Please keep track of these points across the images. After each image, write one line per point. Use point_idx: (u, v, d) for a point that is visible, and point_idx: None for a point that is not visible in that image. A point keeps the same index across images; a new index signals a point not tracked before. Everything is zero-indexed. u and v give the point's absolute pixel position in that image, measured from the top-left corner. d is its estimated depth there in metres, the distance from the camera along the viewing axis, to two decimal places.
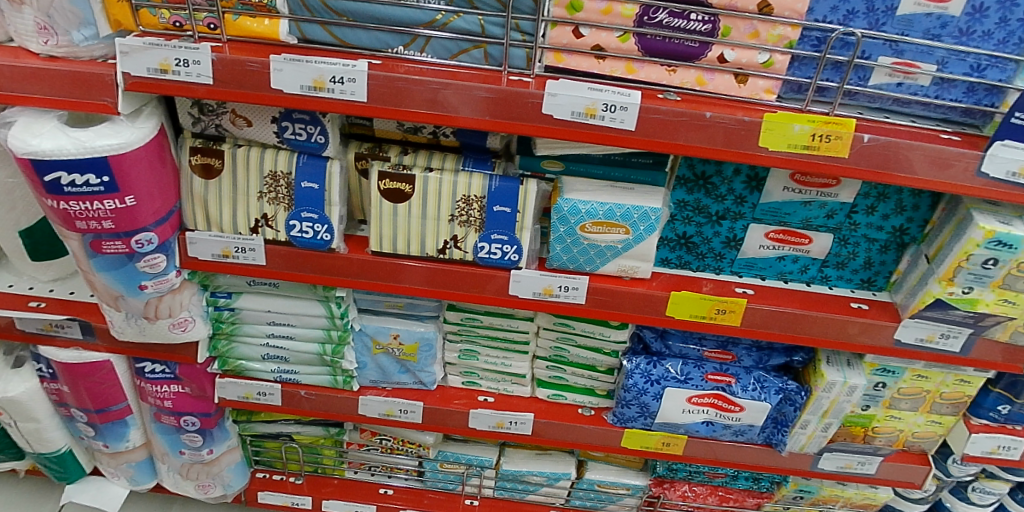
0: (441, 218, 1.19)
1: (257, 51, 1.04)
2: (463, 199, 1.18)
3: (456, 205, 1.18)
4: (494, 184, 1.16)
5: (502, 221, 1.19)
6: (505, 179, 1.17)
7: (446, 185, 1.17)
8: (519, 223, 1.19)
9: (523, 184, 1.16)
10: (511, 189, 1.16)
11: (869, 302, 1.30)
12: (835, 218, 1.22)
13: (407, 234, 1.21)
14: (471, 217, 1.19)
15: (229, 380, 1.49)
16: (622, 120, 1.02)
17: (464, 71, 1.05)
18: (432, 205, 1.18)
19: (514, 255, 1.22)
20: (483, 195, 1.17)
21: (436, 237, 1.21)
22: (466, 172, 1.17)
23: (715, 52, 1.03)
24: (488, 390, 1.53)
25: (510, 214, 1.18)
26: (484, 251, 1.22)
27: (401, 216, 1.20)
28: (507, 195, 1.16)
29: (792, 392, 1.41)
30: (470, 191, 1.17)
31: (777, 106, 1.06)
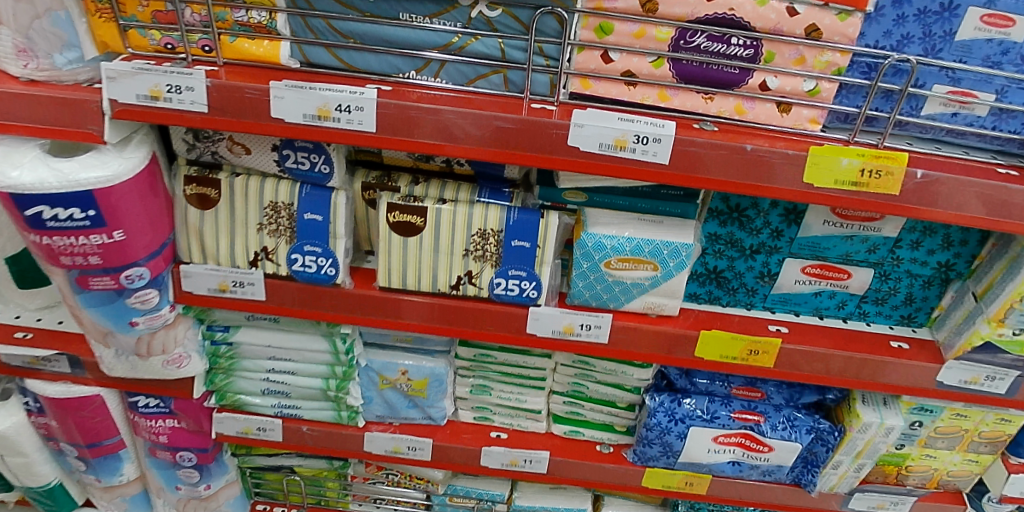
0: (455, 252, 1.11)
1: (256, 76, 0.95)
2: (478, 232, 1.10)
3: (471, 240, 1.10)
4: (513, 217, 1.09)
5: (520, 256, 1.11)
6: (524, 211, 1.09)
7: (461, 218, 1.09)
8: (539, 258, 1.11)
9: (544, 217, 1.08)
10: (531, 222, 1.08)
11: (908, 341, 1.22)
12: (877, 252, 1.14)
13: (418, 269, 1.13)
14: (487, 251, 1.11)
15: (227, 415, 1.41)
16: (655, 152, 0.94)
17: (481, 97, 0.96)
18: (446, 238, 1.10)
19: (533, 292, 1.13)
20: (500, 229, 1.09)
21: (449, 272, 1.13)
22: (482, 204, 1.09)
23: (756, 79, 0.94)
24: (501, 425, 1.45)
25: (529, 248, 1.10)
26: (500, 288, 1.14)
27: (412, 251, 1.12)
28: (527, 229, 1.09)
29: (823, 431, 1.32)
30: (487, 225, 1.09)
31: (822, 137, 0.98)
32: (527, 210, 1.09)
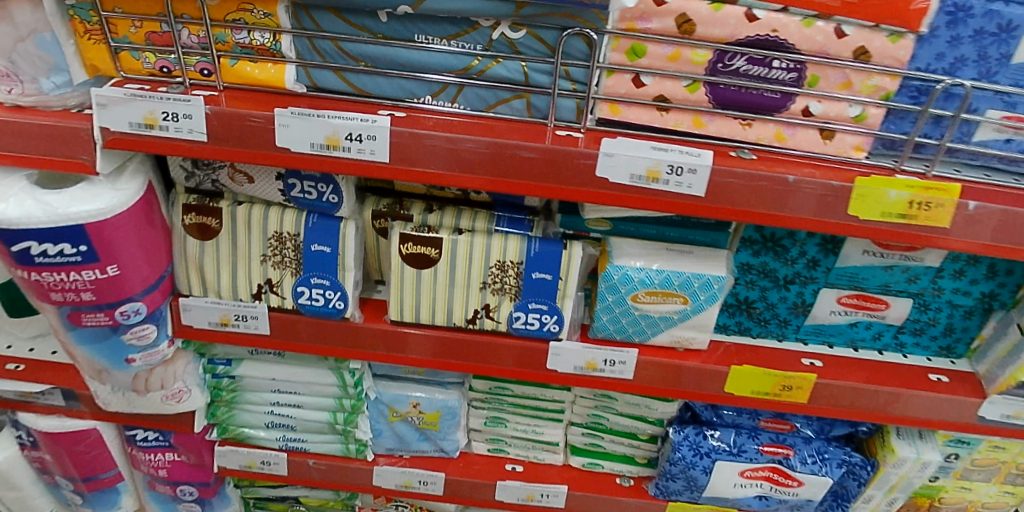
0: (472, 285, 1.05)
1: (259, 102, 0.89)
2: (497, 264, 1.04)
3: (489, 272, 1.04)
4: (534, 248, 1.02)
5: (542, 289, 1.05)
6: (546, 241, 1.03)
7: (478, 249, 1.03)
8: (561, 291, 1.05)
9: (566, 248, 1.02)
10: (553, 253, 1.02)
11: (947, 373, 1.15)
12: (918, 282, 1.07)
13: (432, 301, 1.07)
14: (506, 284, 1.05)
15: (230, 448, 1.34)
16: (689, 184, 0.87)
17: (501, 124, 0.90)
18: (461, 271, 1.04)
19: (554, 326, 1.07)
20: (520, 261, 1.03)
21: (466, 305, 1.07)
22: (501, 234, 1.03)
23: (799, 104, 0.88)
24: (517, 457, 1.39)
25: (551, 281, 1.04)
26: (520, 322, 1.07)
27: (425, 285, 1.06)
28: (548, 261, 1.03)
29: (856, 465, 1.25)
30: (506, 257, 1.03)
31: (866, 166, 0.91)
32: (549, 242, 1.02)
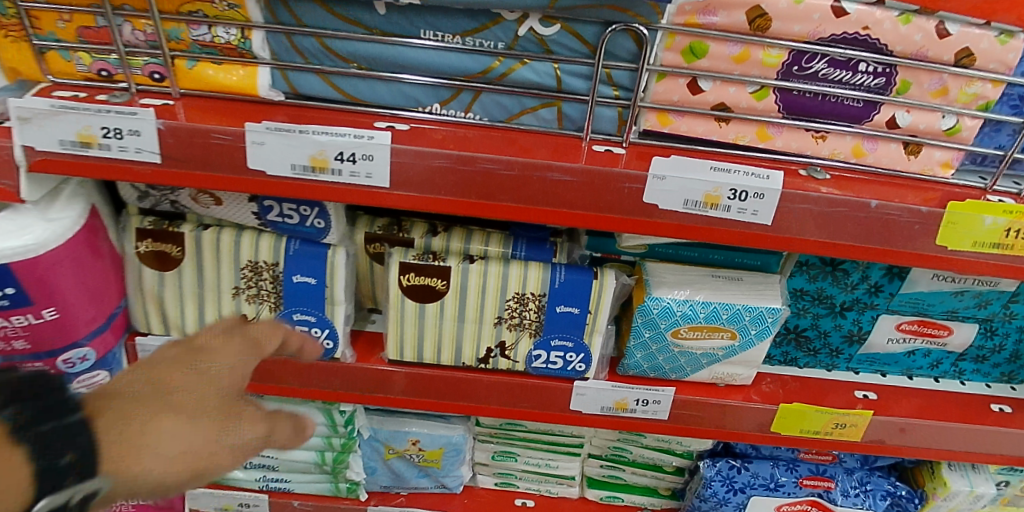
0: (485, 321, 0.91)
1: (226, 114, 0.73)
2: (515, 297, 0.89)
3: (505, 306, 0.89)
4: (559, 278, 0.87)
5: (566, 324, 0.90)
6: (573, 269, 0.88)
7: (493, 280, 0.88)
8: (590, 327, 0.90)
9: (598, 278, 0.87)
10: (581, 285, 0.87)
11: (1010, 402, 1.03)
12: (987, 307, 0.95)
13: (437, 340, 0.92)
14: (525, 319, 0.90)
15: (204, 490, 1.18)
16: (754, 211, 0.72)
17: (527, 138, 0.74)
18: (473, 306, 0.89)
19: (580, 365, 0.94)
20: (542, 293, 0.88)
21: (477, 343, 0.93)
22: (521, 261, 0.88)
23: (883, 114, 0.73)
24: (527, 491, 1.27)
25: (579, 315, 0.89)
26: (540, 360, 0.94)
27: (429, 324, 0.91)
28: (575, 293, 0.88)
29: (903, 498, 1.15)
30: (526, 289, 0.88)
31: (953, 185, 0.78)
32: (578, 270, 0.88)
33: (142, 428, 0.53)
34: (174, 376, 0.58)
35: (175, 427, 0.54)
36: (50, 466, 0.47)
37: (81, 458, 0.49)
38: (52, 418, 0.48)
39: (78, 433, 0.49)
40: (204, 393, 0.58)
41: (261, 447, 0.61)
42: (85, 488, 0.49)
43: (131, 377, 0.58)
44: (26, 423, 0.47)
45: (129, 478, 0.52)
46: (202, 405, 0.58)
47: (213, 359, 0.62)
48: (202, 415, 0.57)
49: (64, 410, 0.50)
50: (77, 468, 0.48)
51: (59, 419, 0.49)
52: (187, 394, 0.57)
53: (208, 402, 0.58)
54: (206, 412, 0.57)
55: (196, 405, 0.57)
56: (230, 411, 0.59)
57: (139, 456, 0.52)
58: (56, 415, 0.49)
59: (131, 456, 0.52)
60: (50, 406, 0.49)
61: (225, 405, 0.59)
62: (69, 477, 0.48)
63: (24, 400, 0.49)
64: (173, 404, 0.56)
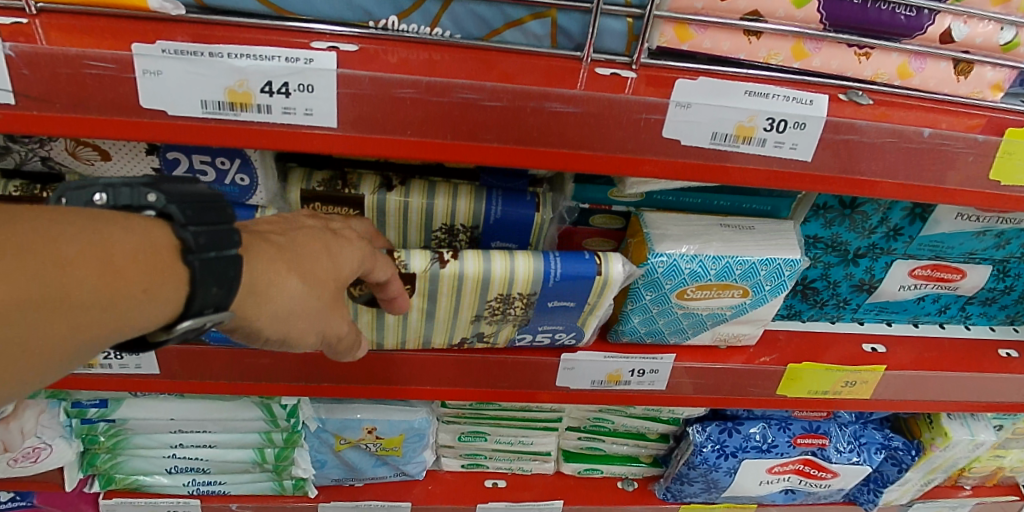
0: (460, 320, 0.75)
1: (103, 34, 0.52)
2: (499, 297, 0.72)
3: (485, 305, 0.73)
4: (554, 273, 0.70)
5: (560, 315, 0.76)
6: (569, 259, 0.71)
7: (471, 283, 0.70)
8: (587, 311, 0.76)
9: (601, 270, 0.71)
10: (581, 278, 0.71)
11: (1017, 347, 0.98)
12: (1006, 247, 0.88)
13: (398, 338, 0.77)
14: (510, 314, 0.75)
15: (120, 501, 0.99)
16: (793, 144, 0.59)
17: (513, 60, 0.58)
18: (447, 307, 0.73)
19: (570, 339, 0.80)
20: (532, 292, 0.72)
21: (450, 334, 0.78)
22: (506, 254, 0.70)
23: (937, 26, 0.62)
24: (498, 470, 1.14)
25: (574, 308, 0.75)
26: (524, 341, 0.80)
27: (389, 325, 0.75)
28: (571, 286, 0.72)
29: (899, 450, 1.09)
30: (513, 291, 0.71)
31: (1002, 111, 0.68)
32: (576, 265, 0.71)
33: (274, 283, 0.50)
34: (315, 247, 0.54)
35: (297, 295, 0.52)
36: (201, 293, 0.45)
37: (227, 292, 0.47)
38: (219, 245, 0.46)
39: (234, 266, 0.46)
40: (331, 276, 0.55)
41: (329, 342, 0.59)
42: (217, 319, 0.47)
43: (276, 228, 0.55)
44: (195, 246, 0.45)
45: (241, 319, 0.50)
46: (323, 285, 0.54)
47: (349, 242, 0.58)
48: (321, 294, 0.54)
49: (229, 242, 0.46)
50: (215, 302, 0.46)
51: (222, 249, 0.46)
52: (322, 270, 0.54)
53: (328, 285, 0.55)
54: (325, 294, 0.55)
55: (322, 283, 0.54)
56: (335, 303, 0.56)
57: (263, 302, 0.50)
58: (223, 243, 0.46)
59: (256, 299, 0.50)
60: (220, 232, 0.46)
61: (338, 295, 0.57)
62: (210, 306, 0.46)
63: (203, 222, 0.46)
64: (305, 272, 0.53)
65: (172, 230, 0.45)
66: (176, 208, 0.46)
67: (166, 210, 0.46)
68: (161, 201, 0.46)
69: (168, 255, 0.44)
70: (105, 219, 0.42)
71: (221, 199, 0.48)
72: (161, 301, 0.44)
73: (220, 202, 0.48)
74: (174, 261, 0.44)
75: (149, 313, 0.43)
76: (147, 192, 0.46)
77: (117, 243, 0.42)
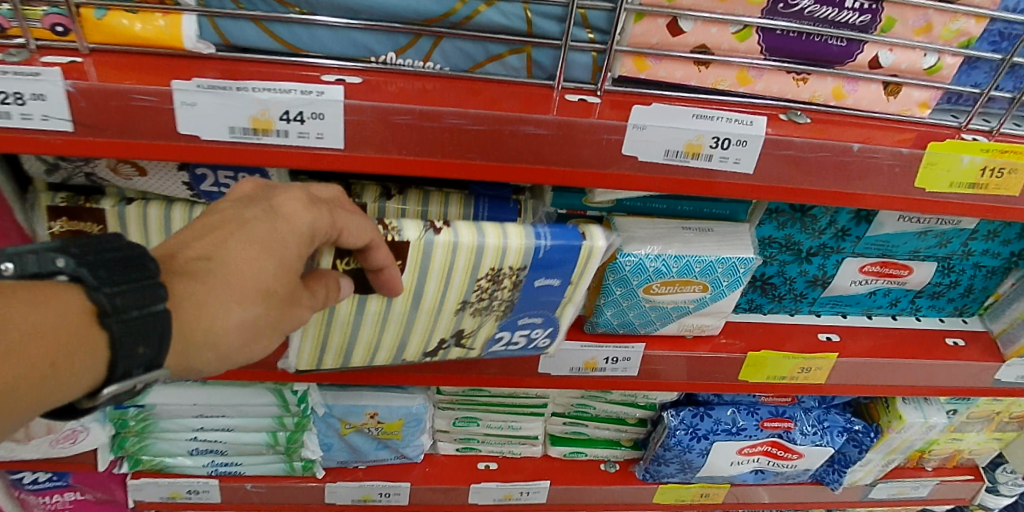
0: (446, 307, 0.77)
1: (145, 71, 0.61)
2: (489, 274, 0.73)
3: (473, 287, 0.75)
4: (544, 246, 0.72)
5: (542, 294, 0.79)
6: (556, 230, 0.73)
7: (463, 255, 0.71)
8: (563, 297, 0.80)
9: (587, 240, 0.73)
10: (568, 253, 0.73)
11: (963, 335, 1.08)
12: (948, 246, 0.97)
13: (381, 324, 0.78)
14: (493, 300, 0.78)
15: (146, 481, 1.10)
16: (736, 159, 0.69)
17: (494, 88, 0.67)
18: (438, 279, 0.73)
19: (540, 337, 0.86)
20: (522, 266, 0.73)
21: (428, 339, 0.82)
22: (498, 227, 0.71)
23: (866, 53, 0.70)
24: (489, 453, 1.23)
25: (557, 286, 0.78)
26: (500, 341, 0.85)
27: (373, 312, 0.76)
28: (560, 260, 0.74)
29: (859, 433, 1.18)
30: (504, 266, 0.73)
31: (931, 126, 0.76)
32: (565, 235, 0.73)
33: (214, 322, 0.52)
34: (253, 258, 0.53)
35: (244, 321, 0.53)
36: (127, 354, 0.47)
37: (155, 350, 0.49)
38: (139, 304, 0.47)
39: (160, 323, 0.48)
40: (278, 279, 0.55)
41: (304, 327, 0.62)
42: (147, 379, 0.50)
43: (204, 244, 0.53)
44: (112, 309, 0.46)
45: (189, 362, 0.52)
46: (271, 296, 0.55)
47: (292, 235, 0.56)
48: (268, 310, 0.55)
49: (152, 298, 0.47)
50: (143, 362, 0.48)
51: (145, 306, 0.47)
52: (266, 282, 0.54)
53: (277, 293, 0.55)
54: (274, 307, 0.55)
55: (269, 294, 0.54)
56: (291, 299, 0.57)
57: (205, 348, 0.52)
58: (144, 301, 0.47)
59: (197, 347, 0.52)
60: (138, 288, 0.47)
61: (293, 295, 0.57)
62: (138, 367, 0.48)
63: (119, 280, 0.47)
64: (244, 295, 0.53)
65: (86, 294, 0.46)
66: (87, 271, 0.47)
67: (78, 274, 0.46)
68: (71, 264, 0.46)
69: (85, 320, 0.46)
70: (12, 294, 0.44)
71: (140, 255, 0.49)
72: (82, 367, 0.46)
73: (137, 257, 0.49)
74: (90, 328, 0.46)
75: (71, 380, 0.45)
76: (56, 258, 0.46)
77: (24, 319, 0.43)
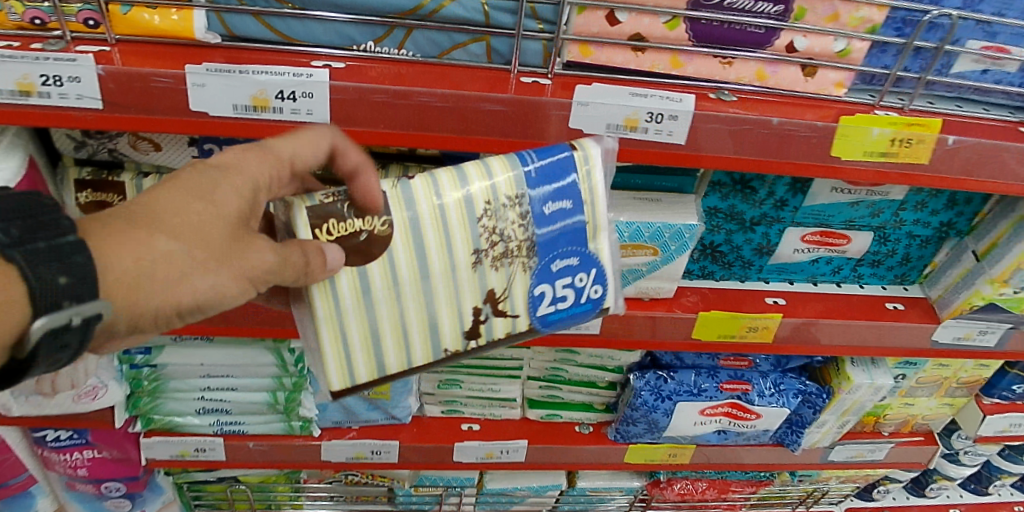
0: (459, 266, 0.73)
1: (162, 58, 0.72)
2: (488, 208, 0.72)
3: (478, 231, 0.73)
4: (531, 168, 0.72)
5: (567, 227, 0.74)
6: (542, 152, 0.73)
7: (450, 194, 0.72)
8: (590, 226, 0.75)
9: (578, 150, 0.73)
10: (560, 171, 0.73)
11: (902, 300, 1.19)
12: (880, 216, 1.07)
13: (398, 308, 0.74)
14: (512, 248, 0.73)
15: (158, 439, 1.20)
16: (670, 131, 0.80)
17: (458, 72, 0.78)
18: (434, 230, 0.71)
19: (595, 290, 0.78)
20: (519, 193, 0.72)
21: (459, 313, 0.75)
22: (476, 163, 0.73)
23: (782, 39, 0.81)
24: (472, 416, 1.34)
25: (573, 212, 0.74)
26: (546, 301, 0.76)
27: (382, 293, 0.73)
28: (557, 180, 0.73)
29: (812, 394, 1.28)
30: (499, 195, 0.72)
31: (847, 103, 0.87)
32: (553, 155, 0.73)
33: (140, 255, 0.54)
34: (181, 198, 0.58)
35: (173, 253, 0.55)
36: (49, 283, 0.48)
37: (78, 280, 0.49)
38: (43, 237, 0.49)
39: (73, 251, 0.49)
40: (210, 217, 0.58)
41: (271, 278, 0.62)
42: (82, 312, 0.49)
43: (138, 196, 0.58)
44: (12, 242, 0.47)
45: (125, 299, 0.54)
46: (201, 230, 0.57)
47: (220, 177, 0.60)
48: (201, 241, 0.57)
49: (57, 231, 0.50)
50: (69, 293, 0.49)
51: (52, 239, 0.49)
52: (195, 218, 0.57)
53: (209, 229, 0.58)
54: (208, 239, 0.57)
55: (200, 230, 0.57)
56: (234, 241, 0.59)
57: (134, 280, 0.54)
58: (45, 234, 0.49)
59: (129, 279, 0.54)
60: (39, 225, 0.49)
61: (232, 231, 0.59)
62: (66, 298, 0.49)
63: (16, 217, 0.49)
64: (170, 228, 0.56)
65: None
66: None
67: None
68: None
69: None
70: None
71: (28, 200, 0.51)
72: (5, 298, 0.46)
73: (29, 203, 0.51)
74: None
75: None
76: None
77: None
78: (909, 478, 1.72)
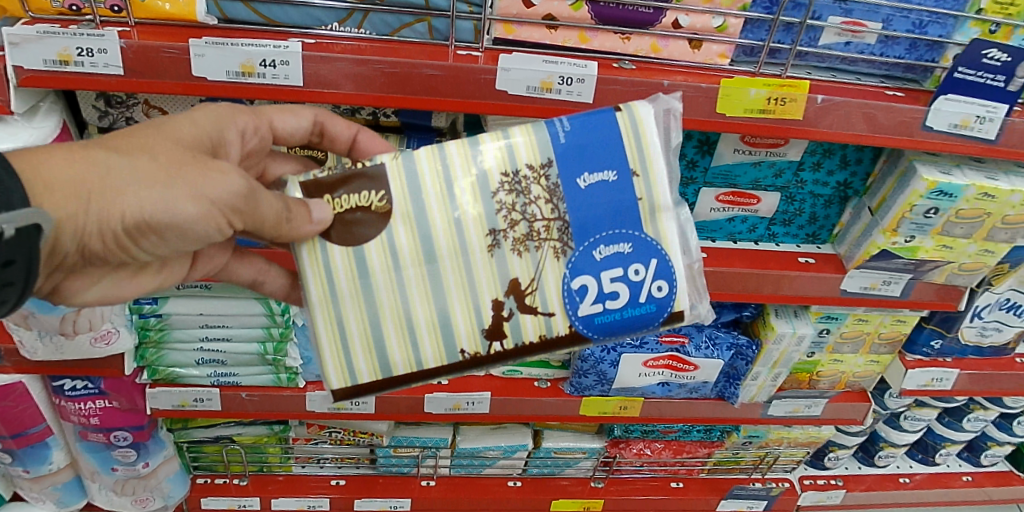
0: (476, 248, 0.83)
1: (172, 35, 0.92)
2: (509, 174, 0.83)
3: (495, 209, 0.83)
4: (564, 130, 0.83)
5: (608, 199, 0.83)
6: (575, 118, 0.83)
7: (464, 176, 0.83)
8: (648, 212, 0.84)
9: (623, 112, 0.84)
10: (588, 135, 0.83)
11: (815, 256, 1.35)
12: (783, 176, 1.25)
13: (398, 290, 0.84)
14: (538, 231, 0.83)
15: (162, 389, 1.37)
16: (579, 92, 0.99)
17: (406, 47, 0.98)
18: (438, 209, 0.82)
19: (656, 289, 0.85)
20: (546, 163, 0.82)
21: (476, 309, 0.84)
22: (500, 134, 0.84)
23: (669, 18, 1.00)
24: None
25: (615, 182, 0.83)
26: (589, 297, 0.84)
27: (380, 272, 0.83)
28: (597, 155, 0.83)
29: (743, 346, 1.44)
30: (522, 163, 0.82)
31: (730, 70, 1.06)
32: (583, 122, 0.83)
33: (85, 167, 0.67)
34: (136, 135, 0.74)
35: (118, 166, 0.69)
36: None
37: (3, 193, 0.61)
38: None
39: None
40: (159, 149, 0.73)
41: (223, 202, 0.73)
42: (13, 221, 0.60)
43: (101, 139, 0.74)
44: None
45: (68, 204, 0.66)
46: (149, 153, 0.71)
47: (169, 127, 0.77)
48: (131, 157, 0.70)
49: None
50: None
51: None
52: (144, 147, 0.72)
53: (157, 154, 0.72)
54: (138, 157, 0.70)
55: (149, 155, 0.71)
56: (184, 166, 0.72)
57: (76, 187, 0.66)
58: None
59: (71, 186, 0.66)
60: None
61: (181, 160, 0.73)
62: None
63: None
64: (121, 150, 0.70)
65: None
66: None
67: None
68: None
69: None
70: None
71: None
72: None
73: None
74: None
75: None
76: None
77: None
78: (855, 444, 1.86)
